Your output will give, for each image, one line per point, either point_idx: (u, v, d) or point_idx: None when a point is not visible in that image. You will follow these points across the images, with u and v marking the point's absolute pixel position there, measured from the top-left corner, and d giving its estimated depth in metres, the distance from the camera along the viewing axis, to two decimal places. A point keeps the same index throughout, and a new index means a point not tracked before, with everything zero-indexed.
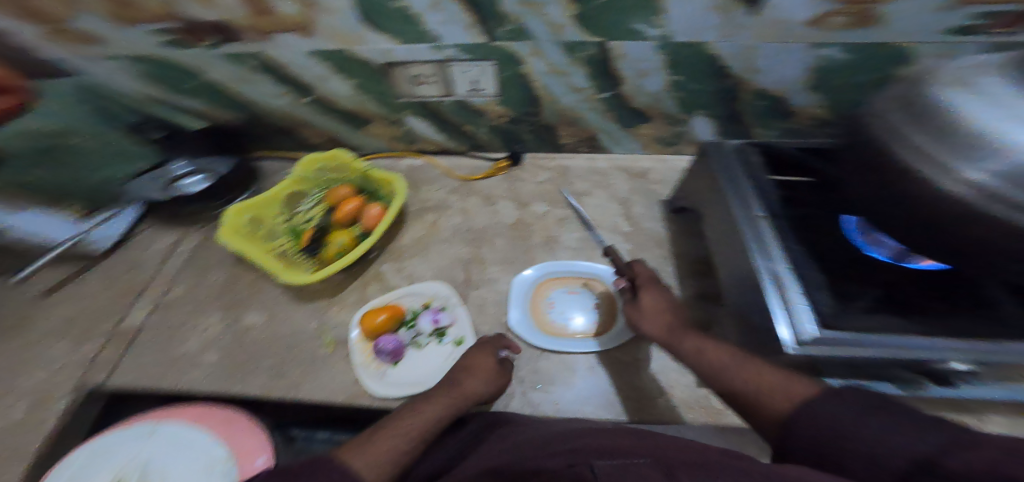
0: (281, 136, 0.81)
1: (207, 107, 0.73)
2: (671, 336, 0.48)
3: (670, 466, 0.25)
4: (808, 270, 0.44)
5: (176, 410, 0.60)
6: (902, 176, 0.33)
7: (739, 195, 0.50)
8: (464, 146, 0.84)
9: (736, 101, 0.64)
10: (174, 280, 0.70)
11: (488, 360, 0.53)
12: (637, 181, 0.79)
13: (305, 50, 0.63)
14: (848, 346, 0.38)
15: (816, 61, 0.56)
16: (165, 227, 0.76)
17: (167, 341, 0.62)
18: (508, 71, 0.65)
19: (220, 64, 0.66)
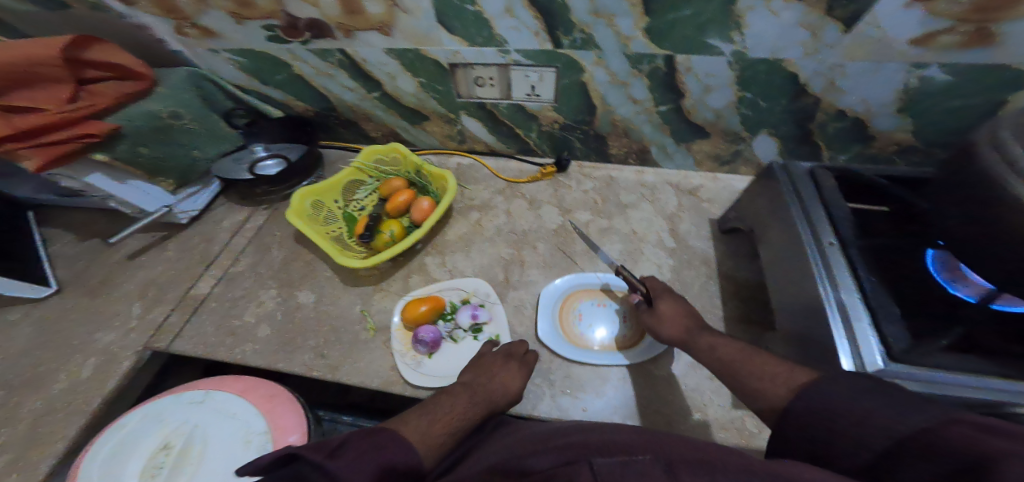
0: (343, 127, 0.85)
1: (289, 98, 0.79)
2: (689, 336, 0.51)
3: (670, 463, 0.29)
4: (882, 302, 0.42)
5: (227, 381, 0.64)
6: (1009, 208, 0.32)
7: (809, 218, 0.50)
8: (512, 149, 0.86)
9: (811, 121, 0.64)
10: (234, 255, 0.74)
11: (518, 380, 0.54)
12: (686, 197, 0.78)
13: (382, 48, 0.66)
14: (918, 382, 0.37)
15: (908, 83, 0.54)
16: (238, 205, 0.81)
17: (225, 312, 0.66)
18: (569, 79, 0.67)
19: (308, 57, 0.69)
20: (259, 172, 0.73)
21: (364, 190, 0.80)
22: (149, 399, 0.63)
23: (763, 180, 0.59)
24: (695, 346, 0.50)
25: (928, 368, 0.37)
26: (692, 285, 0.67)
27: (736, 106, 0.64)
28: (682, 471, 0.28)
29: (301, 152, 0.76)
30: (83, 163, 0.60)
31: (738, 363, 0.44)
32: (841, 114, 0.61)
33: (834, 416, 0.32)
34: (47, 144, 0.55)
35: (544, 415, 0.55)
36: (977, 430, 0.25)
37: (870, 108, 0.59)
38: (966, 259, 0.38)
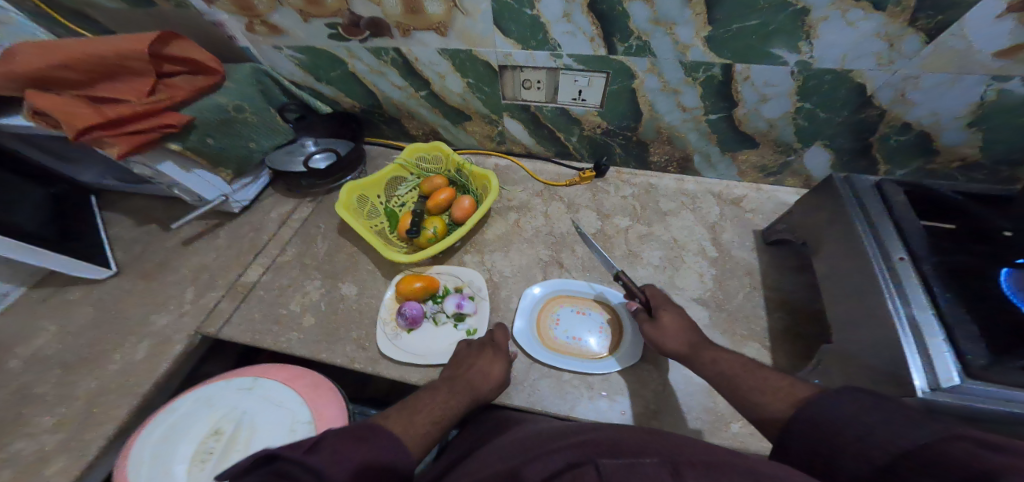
0: (386, 124, 0.87)
1: (339, 93, 0.81)
2: (692, 351, 0.49)
3: (677, 466, 0.28)
4: (958, 319, 0.41)
5: (274, 369, 0.66)
6: None
7: (875, 233, 0.49)
8: (551, 152, 0.86)
9: (868, 134, 0.63)
10: (281, 245, 0.76)
11: (499, 367, 0.55)
12: (727, 206, 0.78)
13: (437, 48, 0.67)
14: (996, 400, 0.36)
15: (985, 95, 0.54)
16: (284, 198, 0.83)
17: (272, 301, 0.68)
18: (618, 85, 0.67)
19: (364, 55, 0.72)
20: (312, 166, 0.74)
21: (405, 187, 0.81)
22: (197, 385, 0.65)
23: (820, 192, 0.58)
24: (698, 362, 0.48)
25: (1006, 387, 0.36)
26: (734, 295, 0.66)
27: (791, 117, 0.64)
28: (687, 470, 0.27)
29: (349, 147, 0.78)
30: (156, 151, 0.64)
31: (740, 379, 0.43)
32: (907, 127, 0.61)
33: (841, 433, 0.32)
34: (129, 133, 0.58)
35: (582, 416, 0.55)
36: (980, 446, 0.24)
37: (940, 120, 0.58)
38: None
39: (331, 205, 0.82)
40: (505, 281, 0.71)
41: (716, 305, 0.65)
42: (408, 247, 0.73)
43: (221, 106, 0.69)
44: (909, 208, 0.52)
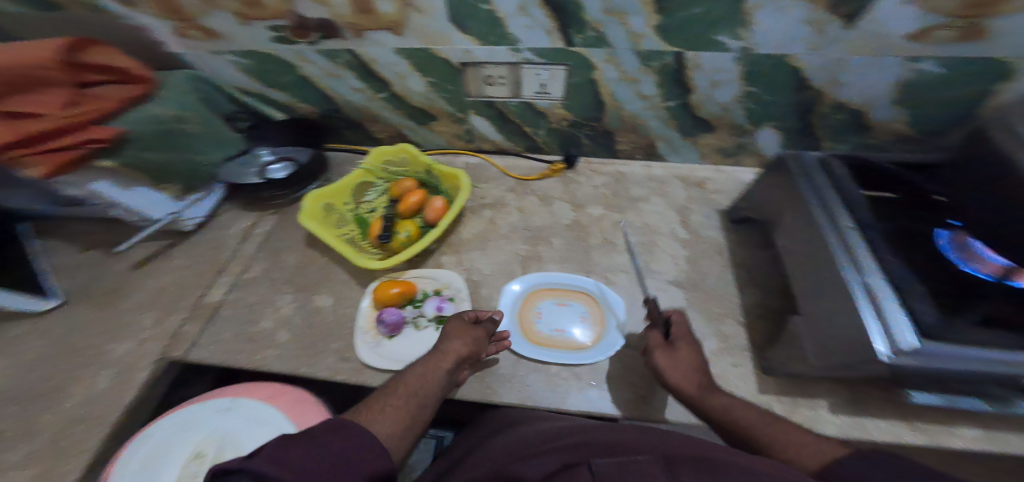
0: (348, 128, 0.85)
1: (292, 99, 0.79)
2: (700, 393, 0.48)
3: (672, 462, 0.29)
4: (907, 283, 0.44)
5: (253, 388, 0.64)
6: None
7: (826, 205, 0.52)
8: (521, 147, 0.86)
9: (813, 115, 0.67)
10: (245, 262, 0.73)
11: (455, 320, 0.59)
12: (694, 189, 0.80)
13: (392, 48, 0.66)
14: (949, 358, 0.39)
15: (905, 75, 0.58)
16: (245, 211, 0.80)
17: (242, 319, 0.66)
18: (579, 77, 0.68)
19: (315, 59, 0.70)
20: (269, 176, 0.72)
21: (374, 192, 0.79)
22: (169, 412, 0.62)
23: (773, 170, 0.61)
24: (707, 409, 0.46)
25: (957, 345, 0.39)
26: (707, 275, 0.69)
27: (743, 101, 0.67)
28: (683, 471, 0.28)
29: (309, 155, 0.77)
30: (87, 170, 0.61)
31: (757, 430, 0.43)
32: (842, 106, 0.64)
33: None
34: (50, 150, 0.56)
35: (573, 408, 0.55)
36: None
37: (871, 100, 0.62)
38: None
39: (296, 216, 0.80)
40: (485, 279, 0.71)
41: (691, 286, 0.67)
42: (381, 252, 0.72)
43: (157, 117, 0.65)
44: (852, 180, 0.55)
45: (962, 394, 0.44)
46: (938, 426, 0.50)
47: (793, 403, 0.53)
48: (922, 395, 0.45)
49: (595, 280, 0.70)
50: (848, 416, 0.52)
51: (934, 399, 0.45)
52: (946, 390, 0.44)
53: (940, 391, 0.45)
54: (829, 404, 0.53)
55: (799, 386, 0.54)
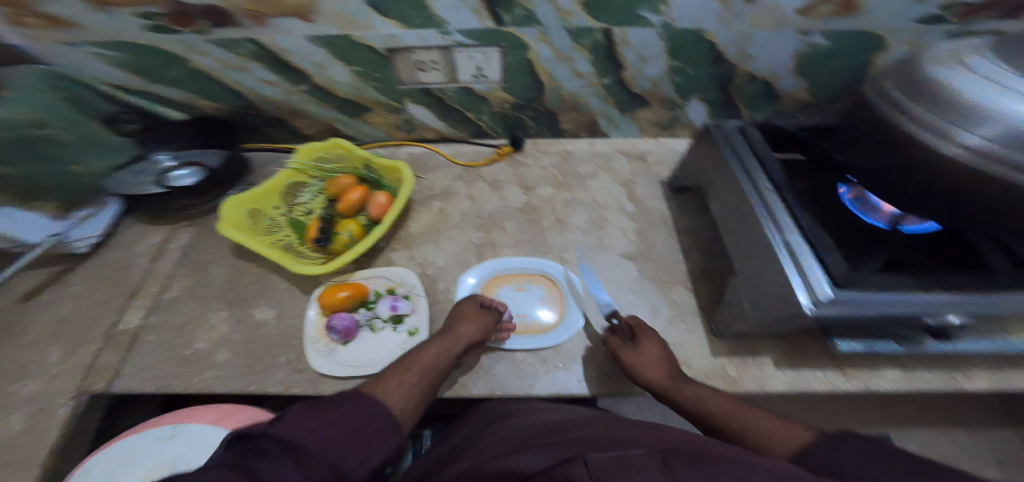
0: (268, 125, 0.79)
1: (191, 96, 0.71)
2: (672, 384, 0.51)
3: (667, 456, 0.29)
4: (820, 236, 0.48)
5: (198, 412, 0.60)
6: (910, 145, 0.39)
7: (747, 170, 0.55)
8: (465, 133, 0.84)
9: (731, 86, 0.70)
10: (162, 281, 0.67)
11: (469, 305, 0.61)
12: (637, 163, 0.83)
13: (305, 35, 0.61)
14: (858, 304, 0.43)
15: (802, 47, 0.63)
16: (159, 224, 0.74)
17: (173, 341, 0.61)
18: (514, 58, 0.66)
19: (207, 50, 0.63)
20: (176, 183, 0.66)
21: (309, 191, 0.75)
22: (105, 445, 0.57)
23: (701, 142, 0.64)
24: (682, 399, 0.50)
25: (864, 291, 0.43)
26: (656, 244, 0.71)
27: (670, 75, 0.69)
28: (678, 465, 0.27)
29: (220, 157, 0.72)
30: None
31: (727, 419, 0.46)
32: (753, 78, 0.69)
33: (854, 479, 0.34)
34: None
35: (542, 392, 0.56)
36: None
37: (776, 72, 0.67)
38: (876, 188, 0.45)
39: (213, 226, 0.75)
40: (440, 272, 0.69)
41: (642, 257, 0.70)
42: (324, 255, 0.68)
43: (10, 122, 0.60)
44: (766, 144, 0.59)
45: (878, 337, 0.50)
46: (865, 369, 0.55)
47: (742, 363, 0.56)
48: (846, 343, 0.49)
49: (555, 262, 0.70)
50: (789, 368, 0.55)
51: (856, 345, 0.49)
52: (864, 335, 0.49)
53: (861, 337, 0.50)
54: (773, 359, 0.56)
55: (746, 345, 0.57)
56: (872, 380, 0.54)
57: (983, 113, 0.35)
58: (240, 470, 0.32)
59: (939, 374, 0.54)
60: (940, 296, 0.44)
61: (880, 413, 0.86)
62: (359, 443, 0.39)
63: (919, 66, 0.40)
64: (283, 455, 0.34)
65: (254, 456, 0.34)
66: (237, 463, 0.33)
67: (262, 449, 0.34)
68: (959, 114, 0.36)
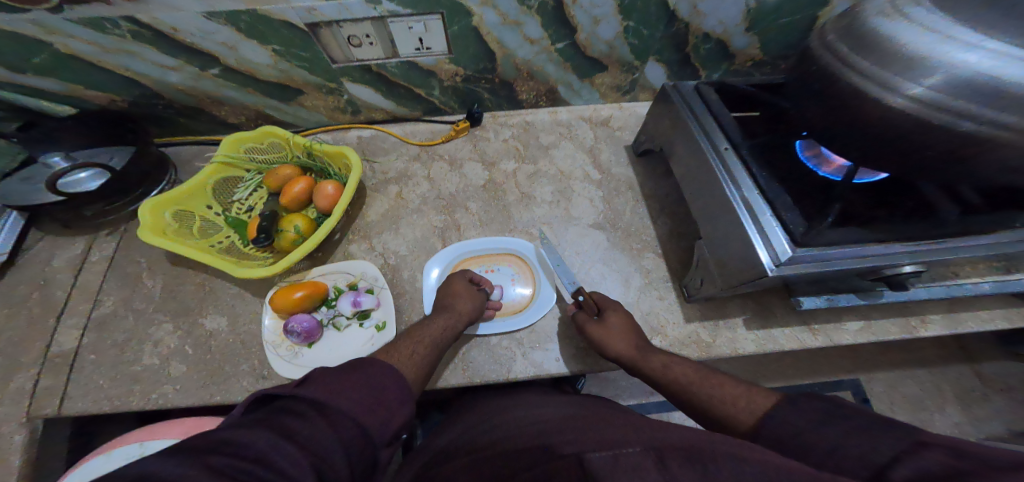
0: (185, 117, 0.73)
1: (69, 85, 0.63)
2: (639, 354, 0.51)
3: (659, 452, 0.30)
4: (777, 194, 0.46)
5: (164, 427, 0.58)
6: (858, 97, 0.38)
7: (705, 131, 0.53)
8: (418, 110, 0.79)
9: (686, 45, 0.68)
10: (94, 296, 0.63)
11: (461, 280, 0.60)
12: (601, 129, 0.80)
13: (197, 12, 0.54)
14: (815, 261, 0.42)
15: (749, 4, 0.60)
16: (75, 235, 0.68)
17: (119, 359, 0.58)
18: (456, 26, 0.61)
19: (71, 30, 0.54)
20: (84, 185, 0.62)
21: (244, 188, 0.70)
22: (77, 464, 0.55)
23: (660, 104, 0.62)
24: (649, 367, 0.50)
25: (821, 248, 0.42)
26: (623, 211, 0.70)
27: (624, 36, 0.66)
28: (674, 464, 0.28)
29: (125, 154, 0.66)
30: None
31: (694, 387, 0.47)
32: (706, 36, 0.66)
33: (813, 445, 0.35)
34: None
35: (521, 374, 0.57)
36: (950, 456, 0.28)
37: (728, 29, 0.65)
38: (826, 143, 0.44)
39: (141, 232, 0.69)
40: (403, 260, 0.67)
41: (610, 226, 0.68)
42: (272, 255, 0.64)
43: None
44: (721, 103, 0.56)
45: (840, 292, 0.51)
46: (829, 323, 0.57)
47: (714, 327, 0.57)
48: (809, 300, 0.51)
49: (525, 240, 0.68)
50: (760, 329, 0.57)
51: (819, 301, 0.50)
52: (826, 290, 0.51)
53: (825, 292, 0.51)
54: (743, 320, 0.57)
55: (716, 307, 0.58)
56: (837, 334, 0.57)
57: (931, 67, 0.33)
58: (275, 426, 0.33)
59: (901, 323, 0.57)
60: (894, 247, 0.43)
61: (847, 358, 0.91)
62: (383, 407, 0.39)
63: (861, 19, 0.38)
64: (314, 415, 0.35)
65: (287, 416, 0.35)
66: (271, 420, 0.34)
67: (293, 409, 0.35)
68: (902, 68, 0.34)
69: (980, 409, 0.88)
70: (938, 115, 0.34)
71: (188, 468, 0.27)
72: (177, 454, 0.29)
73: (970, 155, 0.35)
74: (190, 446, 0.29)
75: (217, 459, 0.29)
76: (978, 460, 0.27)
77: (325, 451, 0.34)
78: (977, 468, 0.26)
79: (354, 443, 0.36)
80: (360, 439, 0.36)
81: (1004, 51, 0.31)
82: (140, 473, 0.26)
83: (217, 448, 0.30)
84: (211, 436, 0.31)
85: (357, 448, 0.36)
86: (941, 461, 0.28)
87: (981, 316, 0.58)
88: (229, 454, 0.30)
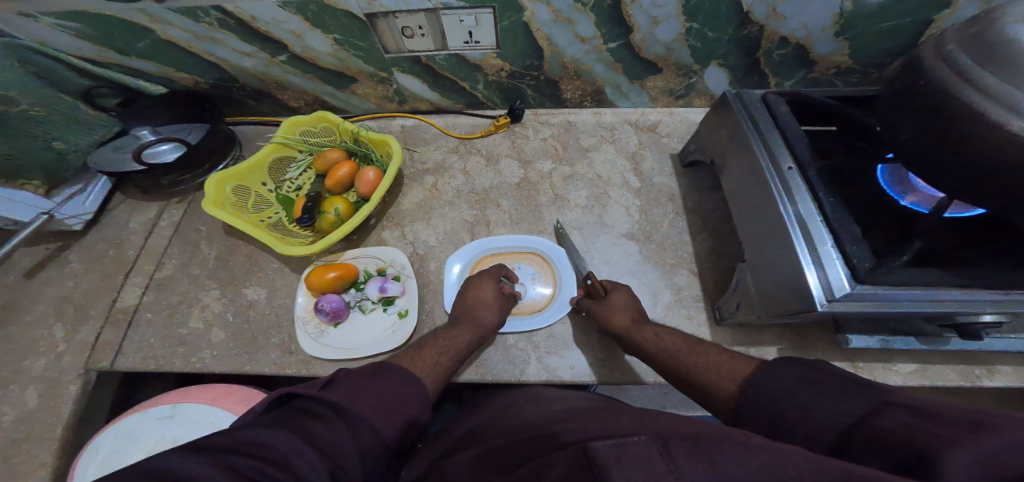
0: (250, 99, 0.77)
1: (164, 68, 0.68)
2: (633, 325, 0.51)
3: (667, 443, 0.26)
4: (844, 222, 0.42)
5: (194, 391, 0.62)
6: (973, 123, 0.33)
7: (767, 145, 0.49)
8: (460, 103, 0.79)
9: (755, 51, 0.64)
10: (153, 260, 0.68)
11: (488, 288, 0.59)
12: (646, 134, 0.77)
13: (274, 3, 0.56)
14: (877, 300, 0.39)
15: (843, 5, 0.55)
16: (141, 201, 0.73)
17: (168, 319, 0.62)
18: (508, 21, 0.60)
19: (171, 19, 0.59)
20: (156, 161, 0.64)
21: (295, 168, 0.73)
22: (115, 419, 0.60)
23: (716, 112, 0.58)
24: (641, 336, 0.50)
25: (887, 287, 0.38)
26: (660, 223, 0.67)
27: (685, 38, 0.62)
28: (680, 454, 0.25)
29: (202, 132, 0.67)
30: None
31: (682, 355, 0.46)
32: (784, 41, 0.61)
33: (787, 409, 0.34)
34: None
35: (533, 378, 0.56)
36: (909, 416, 0.25)
37: (810, 33, 0.60)
38: (917, 169, 0.39)
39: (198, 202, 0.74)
40: (431, 251, 0.67)
41: (645, 237, 0.66)
42: (313, 234, 0.66)
43: None
44: (792, 117, 0.52)
45: (898, 335, 0.47)
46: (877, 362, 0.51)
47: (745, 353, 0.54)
48: (858, 338, 0.47)
49: (548, 240, 0.67)
50: None
51: (871, 341, 0.46)
52: (882, 331, 0.47)
53: (880, 333, 0.47)
54: (779, 351, 0.53)
55: (748, 334, 0.55)
56: (884, 374, 0.51)
57: None
58: (295, 428, 0.34)
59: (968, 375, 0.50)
60: (976, 293, 0.39)
61: None
62: (399, 416, 0.40)
63: (997, 26, 0.32)
64: (334, 420, 0.36)
65: (309, 418, 0.36)
66: (289, 422, 0.35)
67: (313, 411, 0.36)
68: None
69: None
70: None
71: (210, 465, 0.28)
72: (196, 452, 0.29)
73: None
74: (213, 445, 0.30)
75: (237, 460, 0.29)
76: (937, 418, 0.24)
77: (341, 453, 0.35)
78: (934, 428, 0.23)
79: (369, 449, 0.37)
80: (375, 447, 0.37)
81: None
82: (160, 470, 0.27)
83: (241, 448, 0.31)
84: (232, 436, 0.32)
85: (372, 454, 0.37)
86: (900, 421, 0.25)
87: None
88: (250, 454, 0.30)
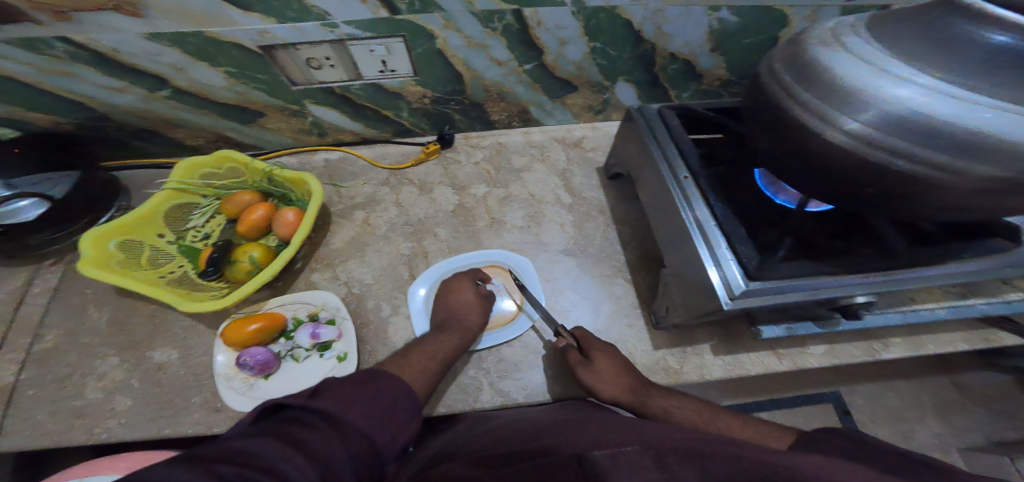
0: (139, 139, 0.70)
1: (12, 107, 0.60)
2: (638, 398, 0.48)
3: (660, 452, 0.28)
4: (732, 223, 0.44)
5: (104, 463, 0.53)
6: (798, 128, 0.36)
7: (665, 156, 0.52)
8: (387, 132, 0.78)
9: (653, 66, 0.68)
10: (35, 329, 0.58)
11: (467, 293, 0.58)
12: (574, 150, 0.79)
13: (139, 33, 0.52)
14: (772, 294, 0.41)
15: (712, 24, 0.60)
16: (15, 264, 0.64)
17: (56, 395, 0.53)
18: (420, 48, 0.60)
19: (4, 52, 0.52)
20: (21, 218, 0.56)
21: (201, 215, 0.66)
22: None
23: (626, 127, 0.60)
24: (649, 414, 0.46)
25: (778, 280, 0.40)
26: (593, 236, 0.68)
27: (591, 57, 0.66)
28: (673, 462, 0.27)
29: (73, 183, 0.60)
30: None
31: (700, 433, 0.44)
32: (673, 57, 0.66)
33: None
34: None
35: (487, 405, 0.53)
36: None
37: (694, 49, 0.65)
38: None
39: None
40: (368, 289, 0.64)
41: (581, 252, 0.66)
42: (223, 285, 0.60)
43: None
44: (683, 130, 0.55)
45: (797, 320, 0.49)
46: (796, 346, 0.55)
47: (682, 353, 0.55)
48: (769, 328, 0.49)
49: (507, 251, 0.67)
50: (727, 354, 0.55)
51: (779, 330, 0.49)
52: (787, 319, 0.49)
53: (785, 321, 0.49)
54: (711, 346, 0.55)
55: (683, 335, 0.56)
56: (802, 357, 0.54)
57: (864, 98, 0.32)
58: (283, 436, 0.31)
59: (872, 349, 0.55)
60: (849, 279, 0.42)
61: (828, 371, 0.86)
62: (391, 422, 0.38)
63: (804, 49, 0.37)
64: (325, 427, 0.33)
65: (297, 426, 0.33)
66: (279, 431, 0.32)
67: (304, 420, 0.33)
68: (841, 102, 0.33)
69: (959, 421, 0.83)
70: (875, 152, 0.32)
71: (195, 475, 0.26)
72: (188, 462, 0.27)
73: (908, 194, 0.34)
74: (202, 455, 0.28)
75: (225, 468, 0.27)
76: None
77: (335, 465, 0.31)
78: None
79: (363, 455, 0.34)
80: (369, 453, 0.35)
81: (935, 87, 0.31)
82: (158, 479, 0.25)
83: (229, 457, 0.28)
84: (222, 446, 0.29)
85: (362, 461, 0.34)
86: None
87: (943, 338, 0.55)
88: (240, 464, 0.27)
